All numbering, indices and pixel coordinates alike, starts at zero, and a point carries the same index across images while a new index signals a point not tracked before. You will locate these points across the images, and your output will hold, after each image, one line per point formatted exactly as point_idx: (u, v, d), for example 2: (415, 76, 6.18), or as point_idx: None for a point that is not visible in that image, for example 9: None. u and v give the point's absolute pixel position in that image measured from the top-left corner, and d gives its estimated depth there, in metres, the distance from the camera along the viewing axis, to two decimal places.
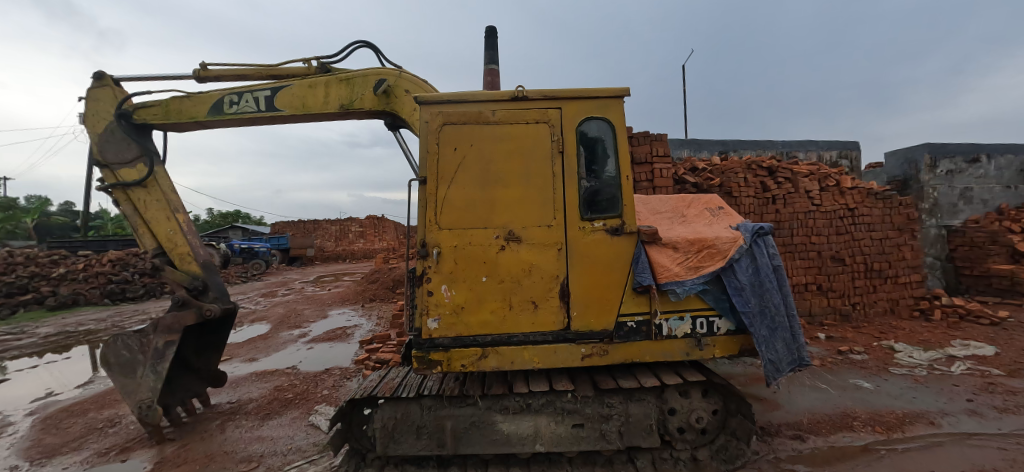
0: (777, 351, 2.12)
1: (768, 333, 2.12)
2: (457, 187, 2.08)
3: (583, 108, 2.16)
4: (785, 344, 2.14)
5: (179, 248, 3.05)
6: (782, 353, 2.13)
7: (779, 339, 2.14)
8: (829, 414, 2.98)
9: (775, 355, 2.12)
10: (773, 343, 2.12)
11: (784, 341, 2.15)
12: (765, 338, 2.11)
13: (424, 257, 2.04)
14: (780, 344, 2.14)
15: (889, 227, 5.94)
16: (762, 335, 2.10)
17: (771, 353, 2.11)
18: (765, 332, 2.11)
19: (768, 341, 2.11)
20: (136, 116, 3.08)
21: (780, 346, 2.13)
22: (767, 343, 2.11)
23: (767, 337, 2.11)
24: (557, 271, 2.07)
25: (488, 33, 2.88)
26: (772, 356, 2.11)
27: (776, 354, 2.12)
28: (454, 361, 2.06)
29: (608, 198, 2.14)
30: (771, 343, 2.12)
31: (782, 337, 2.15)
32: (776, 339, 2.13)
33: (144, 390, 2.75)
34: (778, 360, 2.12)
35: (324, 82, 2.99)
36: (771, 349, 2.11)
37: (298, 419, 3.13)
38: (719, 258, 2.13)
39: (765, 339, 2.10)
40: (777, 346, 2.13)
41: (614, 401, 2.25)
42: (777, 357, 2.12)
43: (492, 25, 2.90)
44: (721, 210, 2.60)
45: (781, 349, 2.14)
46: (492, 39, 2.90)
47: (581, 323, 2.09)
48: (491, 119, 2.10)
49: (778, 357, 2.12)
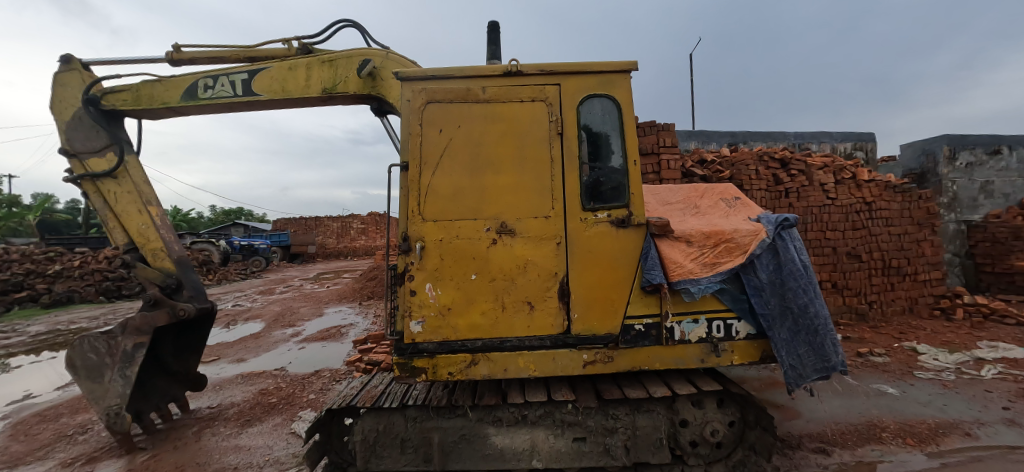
0: (799, 356, 1.87)
1: (788, 335, 1.88)
2: (442, 173, 1.85)
3: (585, 84, 1.92)
4: (813, 349, 1.86)
5: (151, 243, 2.85)
6: (806, 359, 1.87)
7: (803, 343, 1.88)
8: (854, 424, 2.73)
9: (797, 360, 1.87)
10: (795, 347, 1.88)
11: (813, 345, 1.87)
12: (784, 341, 1.88)
13: (406, 252, 1.82)
14: (804, 349, 1.88)
15: (908, 222, 5.65)
16: (780, 338, 1.87)
17: (792, 358, 1.87)
18: (783, 335, 1.88)
19: (787, 344, 1.87)
20: (104, 102, 2.85)
21: (804, 350, 1.88)
22: (786, 347, 1.87)
23: (786, 340, 1.88)
24: (555, 267, 1.84)
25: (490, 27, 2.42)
26: (792, 361, 1.87)
27: (796, 359, 1.87)
28: (440, 369, 1.83)
29: (613, 186, 1.91)
30: (792, 348, 1.88)
31: (808, 340, 1.88)
32: (798, 343, 1.88)
33: (113, 396, 2.55)
34: (801, 366, 1.86)
35: (305, 64, 2.76)
36: (791, 353, 1.87)
37: (280, 426, 2.92)
38: (738, 253, 1.89)
39: (784, 343, 1.87)
40: (801, 351, 1.87)
41: (619, 412, 2.03)
42: (800, 362, 1.87)
43: (495, 20, 2.40)
44: (738, 200, 2.35)
45: (806, 353, 1.87)
46: (495, 34, 2.44)
47: (583, 326, 1.86)
48: (480, 96, 1.87)
49: (800, 362, 1.87)
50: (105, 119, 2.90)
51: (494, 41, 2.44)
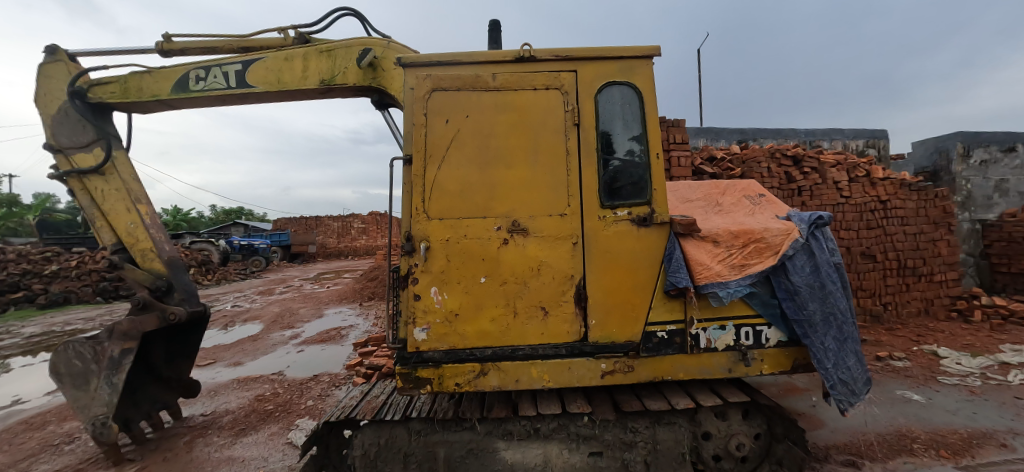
0: (849, 369, 1.71)
1: (836, 346, 1.71)
2: (449, 167, 1.70)
3: (603, 71, 1.77)
4: (858, 359, 1.73)
5: (140, 243, 2.71)
6: (854, 371, 1.72)
7: (850, 353, 1.73)
8: (883, 435, 2.58)
9: (848, 374, 1.71)
10: (844, 359, 1.72)
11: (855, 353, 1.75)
12: (832, 353, 1.71)
13: (410, 253, 1.67)
14: (851, 360, 1.73)
15: (923, 221, 5.49)
16: (829, 350, 1.70)
17: (843, 372, 1.70)
18: (832, 346, 1.70)
19: (836, 356, 1.70)
20: (91, 95, 2.71)
21: (851, 361, 1.72)
22: (836, 360, 1.70)
23: (835, 351, 1.71)
24: (571, 270, 1.70)
25: (492, 26, 2.18)
26: (844, 376, 1.70)
27: (847, 373, 1.70)
28: (446, 380, 1.69)
29: (633, 182, 1.76)
30: (842, 360, 1.71)
31: (851, 349, 1.74)
32: (845, 354, 1.72)
33: (99, 405, 2.41)
34: (852, 380, 1.70)
35: (303, 54, 2.61)
36: (841, 367, 1.70)
37: (275, 435, 2.78)
38: (769, 254, 1.73)
39: (834, 356, 1.70)
40: (849, 363, 1.72)
41: (638, 425, 1.88)
42: (851, 376, 1.71)
43: (496, 18, 2.18)
44: (762, 197, 2.20)
45: (854, 365, 1.73)
46: (496, 34, 2.19)
47: (601, 333, 1.72)
48: (490, 84, 1.72)
49: (851, 376, 1.71)
50: (93, 113, 2.76)
51: (495, 41, 2.18)
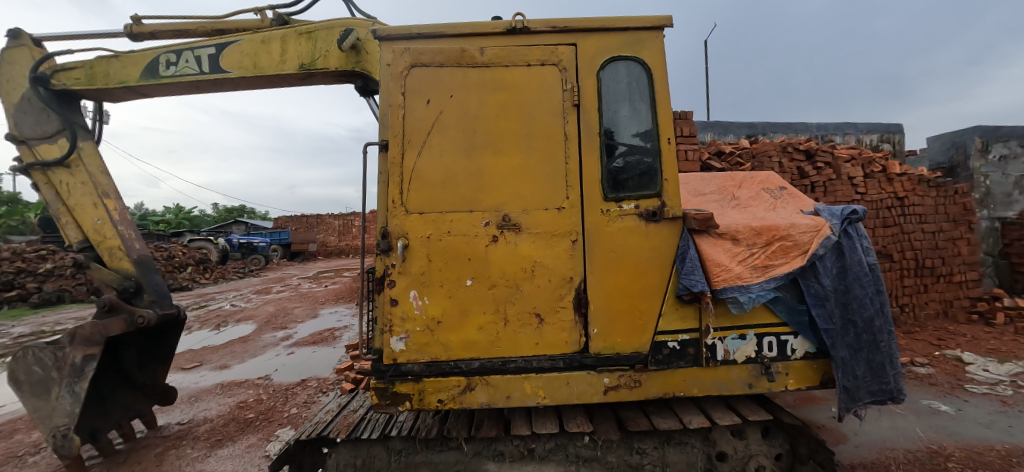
0: (857, 378, 1.49)
1: (847, 354, 1.50)
2: (429, 154, 1.49)
3: (607, 44, 1.55)
4: (874, 371, 1.49)
5: (107, 241, 2.52)
6: (866, 382, 1.49)
7: (864, 363, 1.50)
8: (913, 452, 2.35)
9: (854, 383, 1.49)
10: (854, 368, 1.50)
11: (875, 365, 1.49)
12: (841, 359, 1.50)
13: (386, 253, 1.46)
14: (865, 371, 1.49)
15: (943, 219, 5.23)
16: (838, 356, 1.50)
17: (848, 380, 1.50)
18: (843, 354, 1.49)
19: (844, 363, 1.50)
20: (55, 81, 2.52)
21: (863, 371, 1.49)
22: (841, 367, 1.50)
23: (844, 359, 1.50)
24: (570, 271, 1.49)
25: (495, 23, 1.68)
26: (848, 384, 1.50)
27: (853, 382, 1.49)
28: (428, 396, 1.48)
29: (640, 170, 1.55)
30: (849, 367, 1.50)
31: (868, 360, 1.50)
32: (858, 363, 1.50)
33: (60, 415, 2.21)
34: (857, 389, 1.49)
35: (281, 36, 2.41)
36: (848, 374, 1.50)
37: (253, 447, 2.59)
38: (796, 254, 1.52)
39: (840, 362, 1.50)
40: (860, 372, 1.49)
41: (646, 446, 1.68)
42: (857, 385, 1.49)
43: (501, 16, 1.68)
44: (784, 191, 1.98)
45: (867, 376, 1.49)
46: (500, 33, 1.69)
47: (604, 344, 1.51)
48: (477, 59, 1.51)
49: (858, 386, 1.49)
50: (59, 102, 2.56)
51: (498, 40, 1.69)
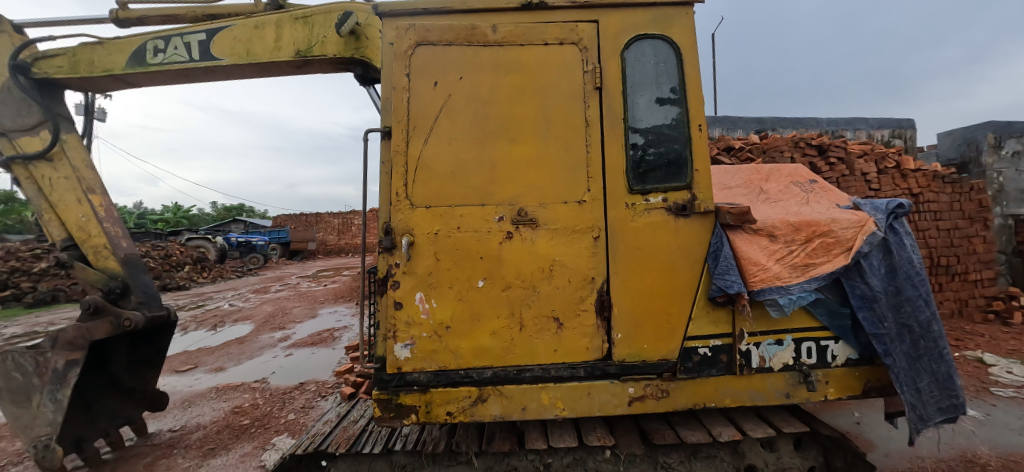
0: (920, 391, 1.36)
1: (906, 364, 1.36)
2: (437, 142, 1.35)
3: (632, 22, 1.41)
4: (937, 381, 1.36)
5: (92, 238, 2.38)
6: (928, 395, 1.36)
7: (925, 373, 1.37)
8: (947, 461, 2.22)
9: (917, 396, 1.35)
10: (914, 379, 1.37)
11: (935, 375, 1.37)
12: (902, 370, 1.36)
13: (389, 251, 1.33)
14: (926, 382, 1.36)
15: (958, 216, 5.11)
16: (898, 367, 1.35)
17: (911, 394, 1.35)
18: (902, 364, 1.36)
19: (906, 375, 1.36)
20: (36, 70, 2.37)
21: (925, 383, 1.36)
22: (904, 380, 1.35)
23: (904, 370, 1.36)
24: (592, 271, 1.36)
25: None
26: (912, 398, 1.35)
27: (916, 395, 1.35)
28: (435, 408, 1.35)
29: (668, 160, 1.41)
30: (910, 379, 1.36)
31: (928, 369, 1.37)
32: (918, 373, 1.36)
33: (42, 424, 2.07)
34: (922, 404, 1.35)
35: (275, 21, 2.26)
36: (910, 387, 1.35)
37: (248, 456, 2.46)
38: (838, 252, 1.38)
39: (902, 374, 1.35)
40: (922, 383, 1.36)
41: (672, 460, 1.54)
42: (921, 399, 1.35)
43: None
44: (814, 184, 1.84)
45: (929, 388, 1.36)
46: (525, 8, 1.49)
47: (629, 350, 1.37)
48: (490, 37, 1.36)
49: (921, 400, 1.35)
50: (41, 92, 2.42)
51: None
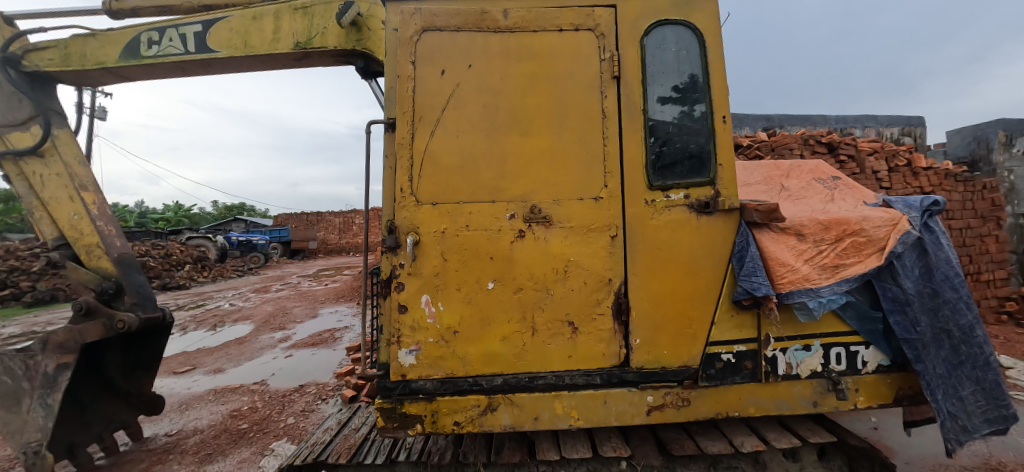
0: (963, 400, 1.28)
1: (946, 371, 1.28)
2: (443, 134, 1.27)
3: (652, 6, 1.32)
4: (980, 389, 1.28)
5: (85, 238, 2.31)
6: (971, 404, 1.28)
7: (968, 380, 1.29)
8: (973, 469, 2.13)
9: (959, 406, 1.27)
10: (955, 387, 1.28)
11: (978, 383, 1.29)
12: (942, 379, 1.28)
13: (393, 250, 1.24)
14: (968, 390, 1.28)
15: (970, 215, 5.02)
16: (938, 375, 1.27)
17: (954, 404, 1.27)
18: (941, 371, 1.27)
19: (947, 384, 1.28)
20: (27, 63, 2.30)
21: (968, 392, 1.28)
22: (944, 389, 1.27)
23: (944, 378, 1.28)
24: (609, 272, 1.27)
25: None
26: (954, 408, 1.27)
27: (959, 405, 1.27)
28: (441, 418, 1.26)
29: (690, 153, 1.32)
30: (953, 388, 1.28)
31: (970, 376, 1.29)
32: (960, 381, 1.28)
33: (32, 430, 1.98)
34: (965, 414, 1.27)
35: (274, 12, 2.17)
36: (951, 397, 1.27)
37: (246, 462, 2.38)
38: (870, 252, 1.29)
39: (941, 382, 1.27)
40: (964, 392, 1.28)
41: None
42: (964, 409, 1.27)
43: None
44: (837, 181, 1.75)
45: (971, 397, 1.28)
46: None
47: (648, 356, 1.29)
48: (500, 23, 1.28)
49: (964, 409, 1.27)
50: (32, 86, 2.34)
51: None
